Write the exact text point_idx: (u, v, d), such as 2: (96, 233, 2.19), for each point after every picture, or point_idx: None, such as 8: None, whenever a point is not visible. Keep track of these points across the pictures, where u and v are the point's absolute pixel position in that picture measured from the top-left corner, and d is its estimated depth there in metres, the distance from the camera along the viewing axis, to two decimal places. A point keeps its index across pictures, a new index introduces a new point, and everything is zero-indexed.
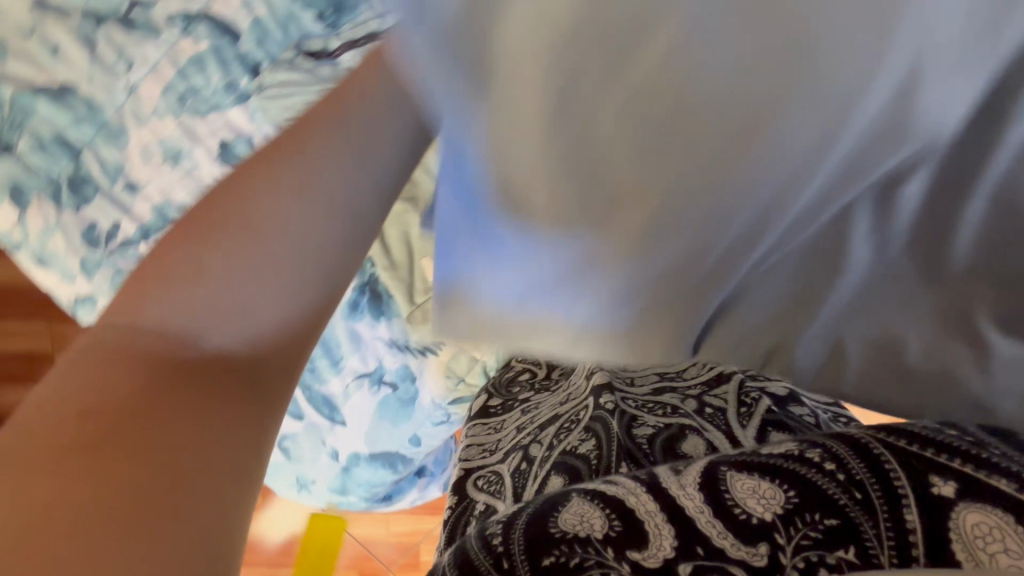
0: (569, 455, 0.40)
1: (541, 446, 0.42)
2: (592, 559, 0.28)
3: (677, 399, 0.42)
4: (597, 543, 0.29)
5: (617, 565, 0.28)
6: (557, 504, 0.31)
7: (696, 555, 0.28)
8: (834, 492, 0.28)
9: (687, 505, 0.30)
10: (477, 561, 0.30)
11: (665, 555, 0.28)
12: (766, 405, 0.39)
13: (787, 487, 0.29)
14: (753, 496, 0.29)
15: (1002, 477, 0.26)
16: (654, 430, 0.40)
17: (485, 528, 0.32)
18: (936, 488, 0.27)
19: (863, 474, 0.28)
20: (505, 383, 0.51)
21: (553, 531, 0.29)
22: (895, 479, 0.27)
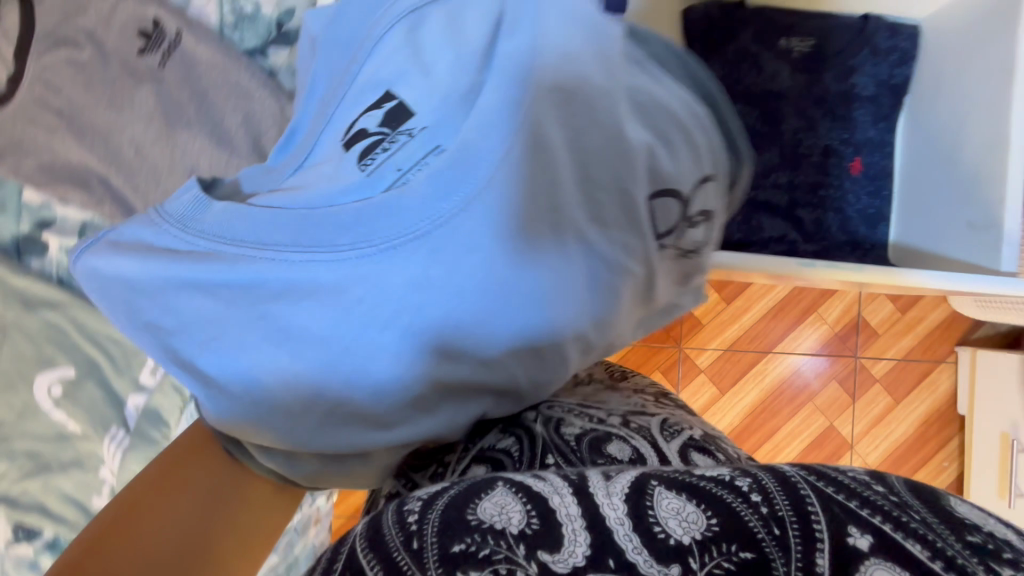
0: (489, 452, 0.44)
1: (462, 453, 0.46)
2: (502, 553, 0.29)
3: (610, 412, 0.46)
4: (510, 539, 0.29)
5: (526, 565, 0.28)
6: (479, 492, 0.32)
7: (606, 567, 0.29)
8: (754, 525, 0.30)
9: (609, 516, 0.31)
10: (390, 537, 0.31)
11: (576, 561, 0.29)
12: (690, 433, 0.44)
13: (710, 516, 0.31)
14: (676, 517, 0.31)
15: (919, 544, 0.28)
16: (582, 433, 0.43)
17: (403, 503, 0.33)
18: (853, 539, 0.29)
19: (785, 511, 0.30)
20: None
21: (470, 521, 0.30)
22: (814, 522, 0.30)
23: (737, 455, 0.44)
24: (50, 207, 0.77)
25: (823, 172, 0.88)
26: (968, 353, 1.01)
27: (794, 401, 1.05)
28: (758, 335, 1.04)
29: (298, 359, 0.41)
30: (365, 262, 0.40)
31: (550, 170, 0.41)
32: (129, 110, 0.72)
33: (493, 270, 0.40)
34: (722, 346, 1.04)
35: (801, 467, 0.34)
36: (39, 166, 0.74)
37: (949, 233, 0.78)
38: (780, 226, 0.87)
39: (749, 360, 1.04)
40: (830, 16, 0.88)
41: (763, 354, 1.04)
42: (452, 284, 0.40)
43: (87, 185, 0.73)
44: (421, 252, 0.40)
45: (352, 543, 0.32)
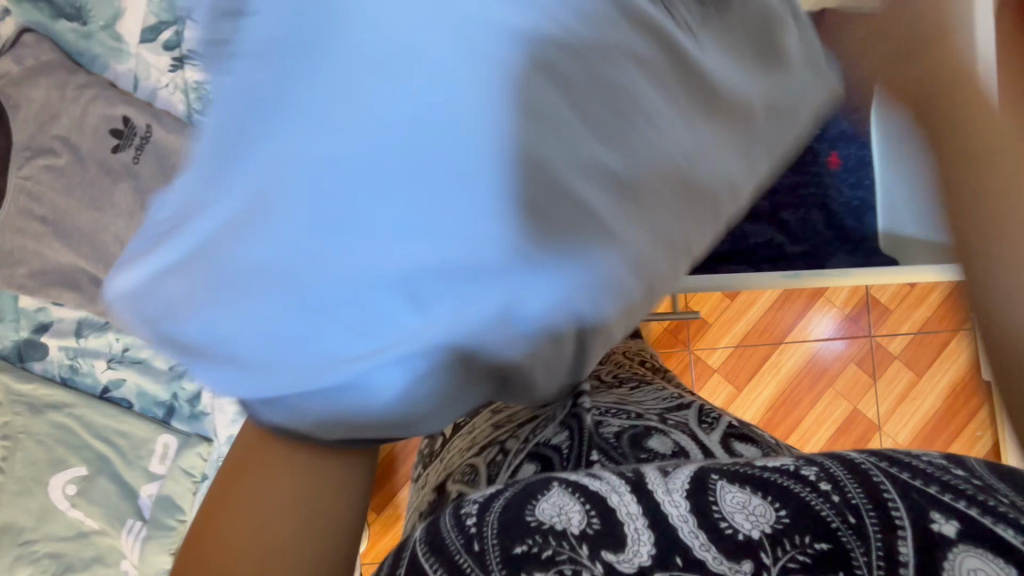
0: (543, 445, 0.42)
1: (517, 440, 0.43)
2: (564, 554, 0.28)
3: (640, 407, 0.45)
4: (572, 539, 0.28)
5: (588, 565, 0.28)
6: (534, 493, 0.30)
7: (674, 565, 0.28)
8: (826, 514, 0.29)
9: (672, 512, 0.29)
10: (448, 539, 0.29)
11: (641, 562, 0.28)
12: (729, 422, 0.43)
13: (778, 508, 0.29)
14: (742, 511, 0.29)
15: (1008, 527, 0.27)
16: (620, 427, 0.42)
17: (459, 505, 0.31)
18: (935, 525, 0.28)
19: (859, 501, 0.29)
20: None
21: (528, 522, 0.29)
22: (893, 511, 0.29)
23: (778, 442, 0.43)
24: (48, 311, 0.80)
25: (802, 166, 0.83)
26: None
27: (814, 387, 1.03)
28: (766, 327, 1.02)
29: (348, 365, 0.30)
30: (413, 205, 0.27)
31: (580, 53, 0.29)
32: (109, 208, 0.75)
33: (572, 177, 0.30)
34: (733, 344, 1.02)
35: (864, 450, 0.32)
36: (31, 274, 0.76)
37: None
38: (765, 233, 0.82)
39: (762, 353, 1.02)
40: None
41: (775, 346, 1.02)
42: (532, 211, 0.29)
43: (77, 285, 0.75)
44: (466, 163, 0.28)
45: (414, 545, 0.30)
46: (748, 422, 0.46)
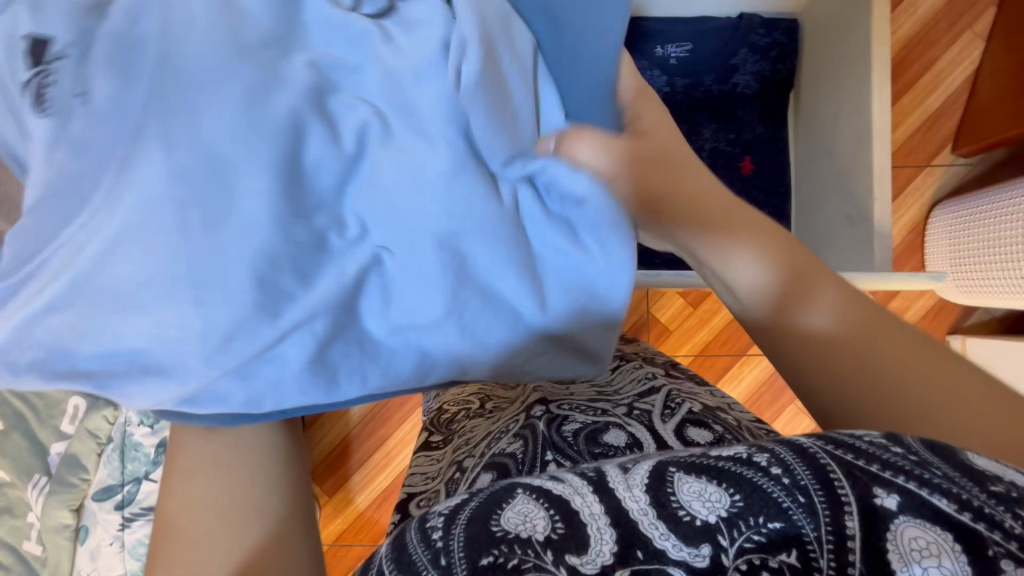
0: (498, 456, 0.45)
1: (474, 458, 0.48)
2: (530, 561, 0.30)
3: (608, 403, 0.48)
4: (537, 545, 0.30)
5: (554, 569, 0.30)
6: (500, 502, 0.32)
7: (635, 558, 0.30)
8: (778, 496, 0.31)
9: (632, 508, 0.32)
10: (415, 555, 0.31)
11: (604, 560, 0.30)
12: (690, 408, 0.46)
13: (733, 493, 0.31)
14: (699, 499, 0.31)
15: (942, 497, 0.29)
16: (583, 424, 0.45)
17: (425, 520, 0.34)
18: (879, 500, 0.30)
19: (809, 483, 0.31)
20: (445, 421, 0.65)
21: (495, 532, 0.31)
22: (841, 490, 0.30)
23: (742, 423, 0.46)
24: None
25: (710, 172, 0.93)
26: (959, 342, 1.13)
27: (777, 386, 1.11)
28: (729, 338, 1.11)
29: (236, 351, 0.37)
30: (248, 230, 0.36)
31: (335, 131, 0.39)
32: None
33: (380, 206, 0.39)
34: (694, 353, 1.11)
35: (815, 433, 0.34)
36: None
37: (837, 231, 0.83)
38: None
39: (724, 362, 1.11)
40: (711, 21, 0.91)
41: (737, 357, 1.11)
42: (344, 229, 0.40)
43: None
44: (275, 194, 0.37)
45: (382, 563, 0.32)
46: (713, 405, 0.48)
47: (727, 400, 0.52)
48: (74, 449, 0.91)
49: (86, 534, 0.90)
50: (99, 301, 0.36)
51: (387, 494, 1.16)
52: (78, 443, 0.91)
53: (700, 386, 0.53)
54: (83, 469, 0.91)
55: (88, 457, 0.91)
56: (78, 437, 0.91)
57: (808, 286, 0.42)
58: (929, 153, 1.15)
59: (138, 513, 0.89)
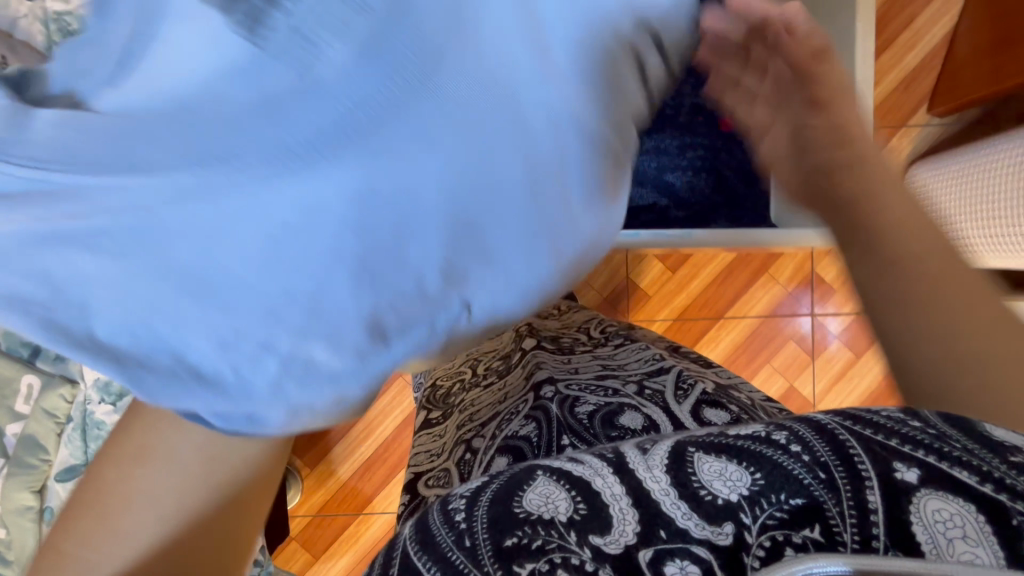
0: (511, 439, 0.44)
1: (484, 439, 0.48)
2: (554, 542, 0.30)
3: (618, 382, 0.48)
4: (560, 526, 0.30)
5: (578, 550, 0.29)
6: (522, 483, 0.32)
7: (658, 538, 0.30)
8: (799, 473, 0.30)
9: (654, 489, 0.31)
10: (439, 536, 0.31)
11: (627, 539, 0.30)
12: (703, 389, 0.46)
13: (754, 472, 0.31)
14: (720, 479, 0.31)
15: (964, 470, 0.29)
16: (596, 406, 0.45)
17: (447, 502, 0.33)
18: (899, 475, 0.29)
19: (829, 459, 0.31)
20: (441, 396, 0.65)
21: (518, 514, 0.31)
22: (860, 464, 0.30)
23: (755, 401, 0.46)
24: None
25: (688, 131, 0.93)
26: None
27: (762, 348, 1.11)
28: (705, 302, 1.11)
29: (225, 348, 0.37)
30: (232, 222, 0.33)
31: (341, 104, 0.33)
32: None
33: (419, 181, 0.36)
34: (672, 316, 1.11)
35: (834, 410, 0.34)
36: None
37: None
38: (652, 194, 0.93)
39: (702, 326, 1.11)
40: None
41: (716, 318, 1.11)
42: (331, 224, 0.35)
43: None
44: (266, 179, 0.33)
45: (405, 546, 0.32)
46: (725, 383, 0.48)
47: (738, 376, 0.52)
48: (30, 427, 0.89)
49: (48, 516, 0.89)
50: (132, 272, 0.34)
51: (375, 462, 1.16)
52: (32, 421, 0.89)
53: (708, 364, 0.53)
54: (40, 449, 0.89)
55: (47, 435, 0.89)
56: (33, 413, 0.88)
57: (871, 195, 0.43)
58: (908, 111, 1.15)
59: None
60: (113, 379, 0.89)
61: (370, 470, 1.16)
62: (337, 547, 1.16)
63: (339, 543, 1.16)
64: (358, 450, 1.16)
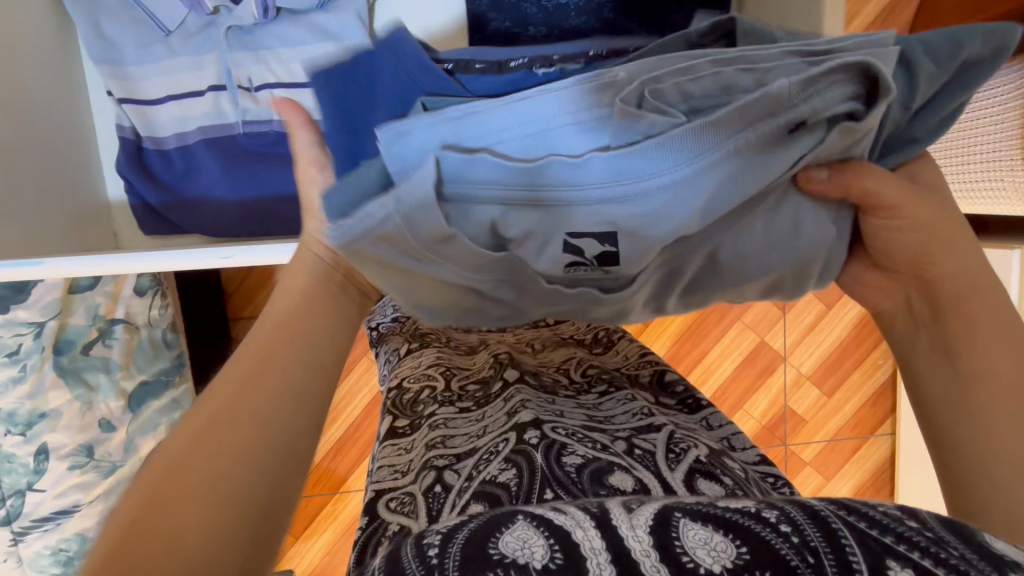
0: (489, 485, 0.43)
1: (458, 476, 0.46)
2: None
3: (608, 438, 0.47)
4: (534, 572, 0.28)
5: None
6: (500, 525, 0.31)
7: None
8: (787, 553, 0.29)
9: (635, 548, 0.30)
10: (407, 568, 0.29)
11: None
12: (694, 455, 0.45)
13: (739, 544, 0.29)
14: (704, 547, 0.29)
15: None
16: (585, 460, 0.44)
17: (423, 536, 0.32)
18: (893, 573, 0.28)
19: (819, 544, 0.29)
20: (405, 402, 0.64)
21: (491, 556, 0.29)
22: (851, 555, 0.29)
23: (750, 475, 0.46)
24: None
25: None
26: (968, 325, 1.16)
27: None
28: None
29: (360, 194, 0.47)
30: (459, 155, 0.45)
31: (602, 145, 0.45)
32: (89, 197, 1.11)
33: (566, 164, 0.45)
34: None
35: (828, 499, 0.33)
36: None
37: None
38: None
39: None
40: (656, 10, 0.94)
41: None
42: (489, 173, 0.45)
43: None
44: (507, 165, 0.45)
45: None
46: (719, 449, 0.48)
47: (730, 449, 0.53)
48: None
49: None
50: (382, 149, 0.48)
51: (341, 439, 1.40)
52: None
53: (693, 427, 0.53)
54: None
55: None
56: None
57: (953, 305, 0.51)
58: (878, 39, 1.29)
59: (30, 525, 1.01)
60: (16, 407, 0.97)
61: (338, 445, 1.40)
62: (325, 515, 1.43)
63: (324, 512, 1.43)
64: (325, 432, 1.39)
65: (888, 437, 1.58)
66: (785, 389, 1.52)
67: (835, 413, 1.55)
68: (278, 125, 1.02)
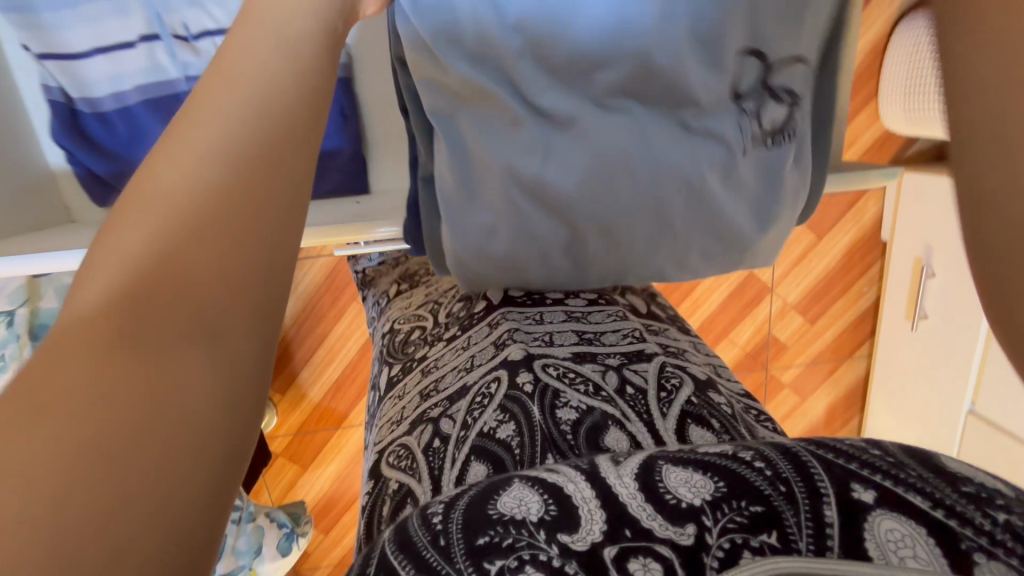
0: (485, 438, 0.45)
1: (453, 425, 0.48)
2: (523, 540, 0.31)
3: (600, 375, 0.50)
4: (530, 525, 0.31)
5: (546, 546, 0.30)
6: (497, 490, 0.34)
7: (623, 536, 0.31)
8: (760, 483, 0.32)
9: (621, 493, 0.33)
10: (416, 537, 0.32)
11: (594, 538, 0.31)
12: (685, 398, 0.47)
13: (717, 479, 0.32)
14: (685, 485, 0.32)
15: (918, 495, 0.31)
16: (581, 417, 0.45)
17: (427, 508, 0.35)
18: (855, 493, 0.31)
19: (790, 475, 0.32)
20: (400, 345, 0.67)
21: (490, 515, 0.32)
22: (819, 482, 0.32)
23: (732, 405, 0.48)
24: None
25: None
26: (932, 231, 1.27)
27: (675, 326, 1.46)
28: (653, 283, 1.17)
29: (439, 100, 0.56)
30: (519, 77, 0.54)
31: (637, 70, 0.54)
32: None
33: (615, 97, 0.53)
34: None
35: (804, 440, 0.36)
36: None
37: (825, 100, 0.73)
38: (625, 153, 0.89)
39: None
40: None
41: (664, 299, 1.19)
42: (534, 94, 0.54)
43: None
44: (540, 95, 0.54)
45: (382, 549, 0.33)
46: (704, 379, 0.50)
47: (711, 368, 0.56)
48: None
49: None
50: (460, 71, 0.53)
51: (351, 373, 1.39)
52: None
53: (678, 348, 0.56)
54: None
55: None
56: None
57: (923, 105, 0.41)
58: None
59: None
60: None
61: (352, 383, 1.39)
62: (339, 443, 1.45)
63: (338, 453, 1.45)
64: (336, 368, 1.37)
65: (864, 360, 1.62)
66: (769, 319, 1.53)
67: (815, 340, 1.57)
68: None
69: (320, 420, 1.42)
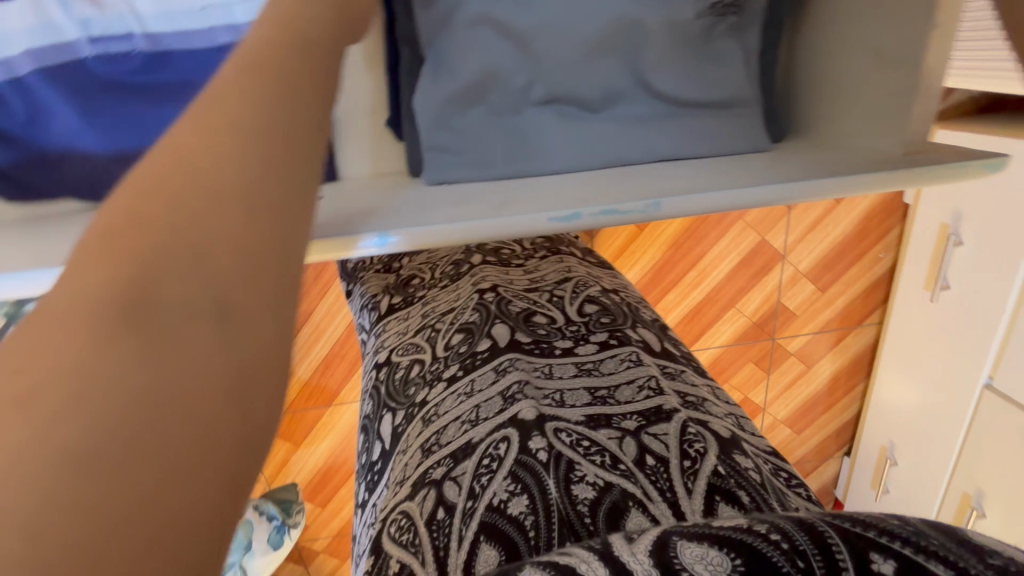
0: (495, 512, 0.44)
1: (459, 494, 0.47)
2: None
3: (619, 446, 0.47)
4: None
5: None
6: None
7: None
8: (777, 560, 0.31)
9: (635, 569, 0.32)
10: None
11: None
12: (711, 467, 0.46)
13: (733, 555, 0.31)
14: (700, 562, 0.31)
15: (939, 563, 0.30)
16: (598, 494, 0.43)
17: None
18: (875, 564, 0.30)
19: (807, 547, 0.31)
20: (399, 384, 0.65)
21: None
22: (837, 553, 0.31)
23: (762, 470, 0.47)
24: None
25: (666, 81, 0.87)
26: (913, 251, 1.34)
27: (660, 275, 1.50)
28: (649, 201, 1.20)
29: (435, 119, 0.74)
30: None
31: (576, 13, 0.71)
32: None
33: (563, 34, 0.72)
34: None
35: (821, 512, 0.36)
36: None
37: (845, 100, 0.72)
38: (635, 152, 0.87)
39: None
40: None
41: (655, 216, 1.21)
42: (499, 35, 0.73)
43: None
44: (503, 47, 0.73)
45: None
46: (729, 440, 0.49)
47: (726, 413, 0.55)
48: None
49: None
50: None
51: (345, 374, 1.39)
52: None
53: (697, 398, 0.55)
54: None
55: None
56: None
57: None
58: None
59: None
60: None
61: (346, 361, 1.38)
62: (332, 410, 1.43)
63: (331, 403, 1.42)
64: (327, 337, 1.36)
65: (874, 328, 1.63)
66: (780, 288, 1.54)
67: (827, 307, 1.59)
68: (142, 40, 0.71)
69: (315, 395, 1.41)
